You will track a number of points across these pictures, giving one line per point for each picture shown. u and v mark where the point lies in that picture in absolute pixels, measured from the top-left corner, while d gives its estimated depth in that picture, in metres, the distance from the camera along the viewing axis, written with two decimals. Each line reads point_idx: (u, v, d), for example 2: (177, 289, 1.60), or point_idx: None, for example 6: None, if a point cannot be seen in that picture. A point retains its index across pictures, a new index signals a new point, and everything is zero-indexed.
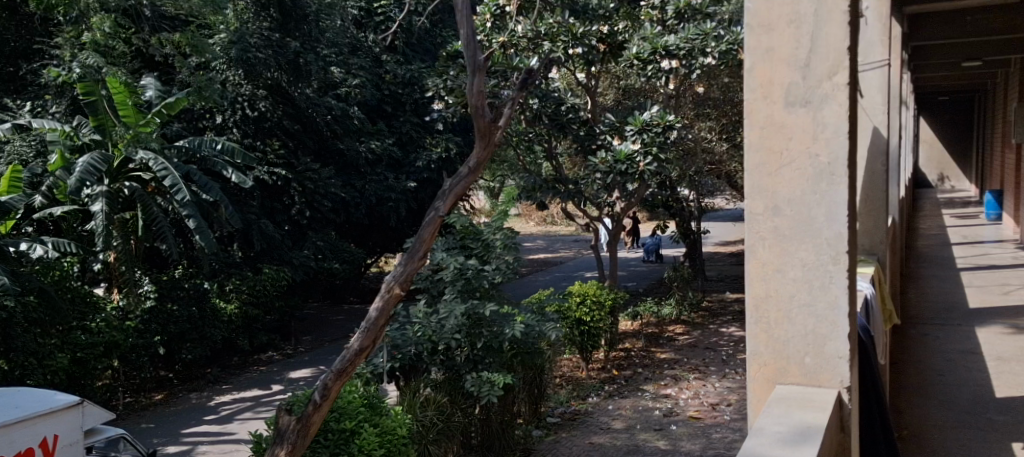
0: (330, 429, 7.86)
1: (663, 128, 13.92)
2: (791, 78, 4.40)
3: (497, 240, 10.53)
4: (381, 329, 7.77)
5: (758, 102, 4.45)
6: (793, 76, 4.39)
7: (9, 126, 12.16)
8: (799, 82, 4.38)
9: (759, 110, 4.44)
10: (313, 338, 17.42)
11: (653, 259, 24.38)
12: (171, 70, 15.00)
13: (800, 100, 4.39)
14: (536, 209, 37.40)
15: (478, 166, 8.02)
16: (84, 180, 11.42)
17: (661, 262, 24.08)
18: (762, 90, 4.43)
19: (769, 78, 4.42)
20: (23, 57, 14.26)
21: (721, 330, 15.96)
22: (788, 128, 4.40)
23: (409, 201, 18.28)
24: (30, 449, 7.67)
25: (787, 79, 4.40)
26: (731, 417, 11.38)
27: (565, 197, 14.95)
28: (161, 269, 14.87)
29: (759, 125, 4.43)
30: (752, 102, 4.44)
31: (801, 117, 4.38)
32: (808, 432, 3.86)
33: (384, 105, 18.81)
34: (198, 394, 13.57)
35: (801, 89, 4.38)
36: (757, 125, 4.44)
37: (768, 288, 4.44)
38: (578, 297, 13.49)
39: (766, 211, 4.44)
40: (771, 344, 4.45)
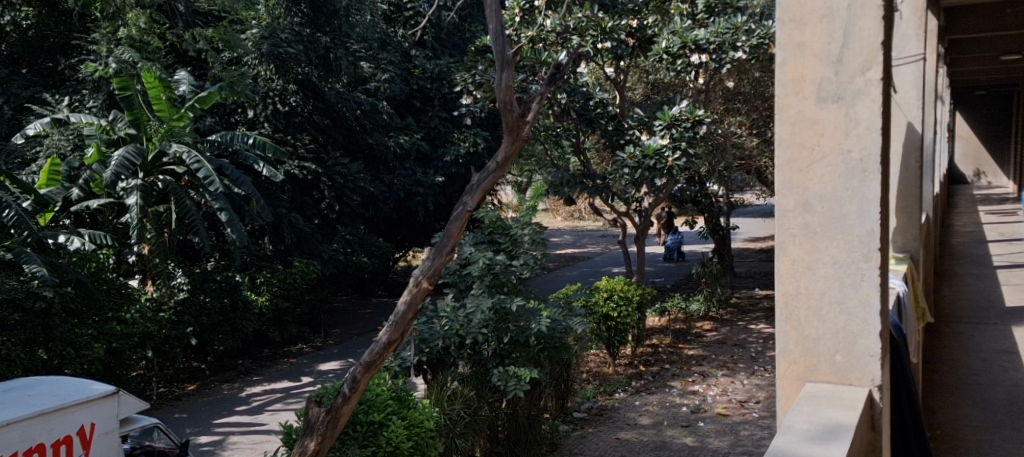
0: (359, 421, 7.92)
1: (693, 123, 13.89)
2: (824, 73, 4.33)
3: (525, 235, 10.58)
4: (409, 322, 7.82)
5: (789, 97, 4.39)
6: (825, 71, 4.32)
7: (49, 120, 12.52)
8: (831, 77, 4.32)
9: (790, 105, 4.38)
10: (342, 332, 17.57)
11: (674, 259, 24.15)
12: (203, 65, 15.05)
13: (832, 96, 4.32)
14: (563, 205, 37.52)
15: (506, 161, 8.04)
16: (119, 174, 11.61)
17: (683, 260, 23.89)
18: (793, 85, 4.37)
19: (802, 73, 4.36)
20: (62, 53, 14.51)
21: (750, 326, 15.92)
22: (820, 123, 4.33)
23: (437, 195, 18.38)
24: (68, 437, 7.83)
25: (819, 74, 4.34)
26: (759, 414, 11.35)
27: (592, 193, 14.91)
28: (193, 261, 15.03)
29: (790, 120, 4.37)
30: (784, 97, 4.39)
31: (833, 113, 4.32)
32: (836, 431, 3.86)
33: (413, 99, 18.92)
34: (230, 386, 13.73)
35: (833, 85, 4.32)
36: (789, 121, 4.39)
37: (799, 285, 4.38)
38: (605, 292, 13.51)
39: (797, 208, 4.37)
40: (801, 343, 4.39)
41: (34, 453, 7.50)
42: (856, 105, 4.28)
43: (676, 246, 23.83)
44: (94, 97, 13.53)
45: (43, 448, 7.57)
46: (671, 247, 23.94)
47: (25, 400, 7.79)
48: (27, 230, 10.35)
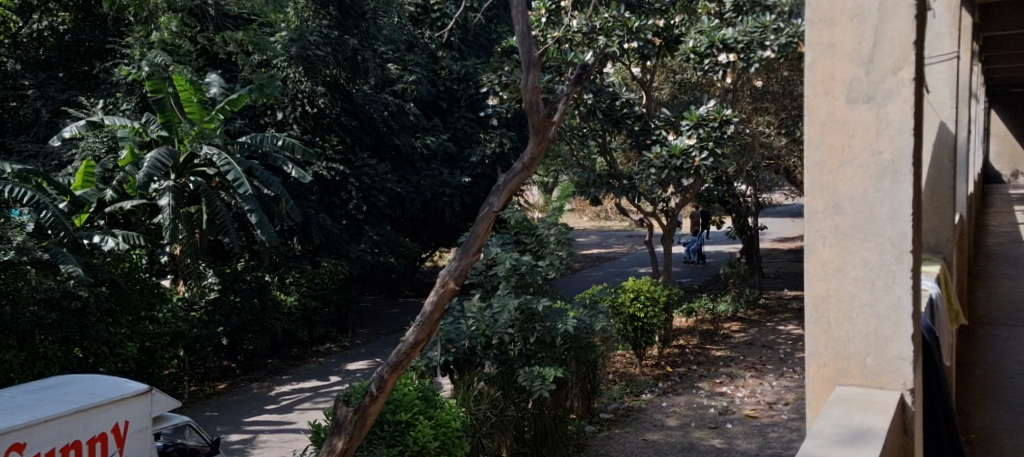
0: (386, 421, 8.04)
1: (720, 123, 13.85)
2: (855, 74, 4.30)
3: (551, 236, 10.65)
4: (435, 323, 7.87)
5: (819, 98, 4.36)
6: (856, 71, 4.30)
7: (84, 123, 12.73)
8: (862, 78, 4.29)
9: (820, 106, 4.36)
10: (370, 331, 17.69)
11: (693, 262, 23.73)
12: (234, 68, 15.26)
13: (863, 96, 4.29)
14: (590, 205, 37.61)
15: (532, 161, 8.07)
16: (151, 176, 11.78)
17: (702, 263, 23.53)
18: (823, 85, 4.35)
19: (832, 73, 4.33)
20: (96, 57, 14.74)
21: (778, 327, 15.87)
22: (850, 124, 4.30)
23: (464, 196, 18.50)
24: (103, 434, 7.96)
25: (849, 74, 4.31)
26: (788, 416, 11.31)
27: (618, 193, 14.91)
28: (223, 262, 15.22)
29: (820, 121, 4.35)
30: (813, 97, 4.36)
31: (864, 113, 4.29)
32: (866, 436, 3.85)
33: (440, 100, 19.03)
34: (259, 385, 13.88)
35: (864, 85, 4.29)
36: (818, 121, 4.36)
37: (828, 287, 4.36)
38: (632, 292, 13.51)
39: (827, 209, 4.35)
40: (832, 345, 4.37)
41: (72, 449, 7.65)
42: (888, 106, 4.24)
43: (697, 247, 23.51)
44: (128, 100, 13.62)
45: (79, 445, 7.72)
46: (691, 249, 23.64)
47: (61, 398, 7.94)
48: (63, 231, 10.56)
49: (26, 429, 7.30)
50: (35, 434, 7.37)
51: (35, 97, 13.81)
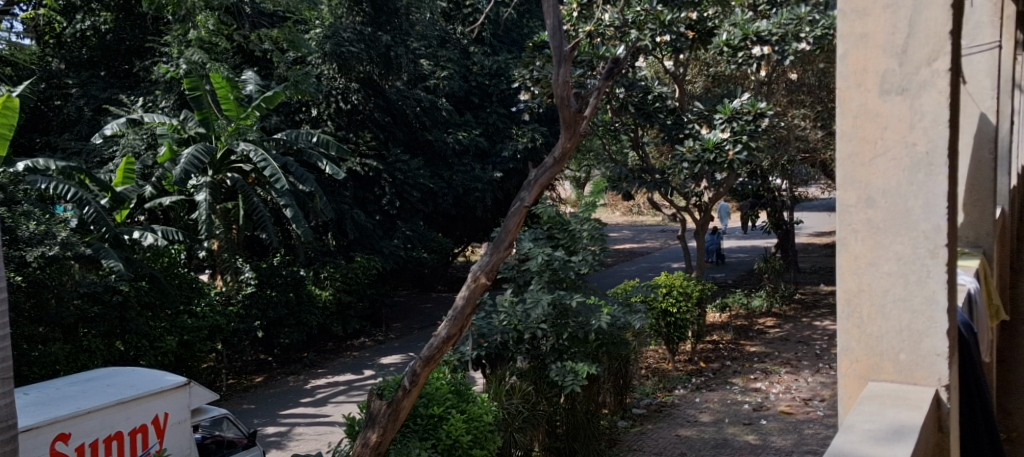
0: (420, 414, 8.15)
1: (755, 116, 13.81)
2: (887, 65, 4.06)
3: (584, 231, 10.72)
4: (467, 317, 7.92)
5: (851, 90, 4.14)
6: (889, 62, 4.06)
7: (124, 120, 12.94)
8: (896, 69, 4.05)
9: (852, 98, 4.13)
10: (403, 326, 17.84)
11: (713, 262, 23.11)
12: (270, 65, 15.44)
13: (896, 87, 4.05)
14: (622, 200, 37.61)
15: (563, 156, 8.13)
16: (189, 171, 11.93)
17: (722, 263, 22.84)
18: (855, 77, 4.12)
19: (865, 65, 4.10)
20: (137, 55, 14.99)
21: (814, 323, 15.79)
22: (884, 116, 4.06)
23: (496, 191, 18.62)
24: (143, 426, 8.09)
25: (882, 65, 4.07)
26: (824, 412, 11.28)
27: (651, 187, 14.90)
28: (260, 257, 15.42)
29: (852, 113, 4.12)
30: (846, 89, 4.13)
31: (897, 105, 4.05)
32: (903, 431, 3.65)
33: (472, 95, 19.11)
34: (296, 378, 14.07)
35: (897, 76, 4.05)
36: (850, 114, 4.13)
37: (861, 282, 4.12)
38: (665, 288, 13.50)
39: (859, 203, 4.12)
40: (864, 340, 4.13)
41: (114, 440, 7.83)
42: (922, 97, 4.00)
43: (715, 248, 22.71)
44: (166, 97, 13.88)
45: (121, 436, 7.89)
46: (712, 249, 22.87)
47: (103, 390, 8.12)
48: (105, 227, 10.94)
49: (70, 420, 7.49)
50: (79, 425, 7.56)
51: (78, 96, 14.11)
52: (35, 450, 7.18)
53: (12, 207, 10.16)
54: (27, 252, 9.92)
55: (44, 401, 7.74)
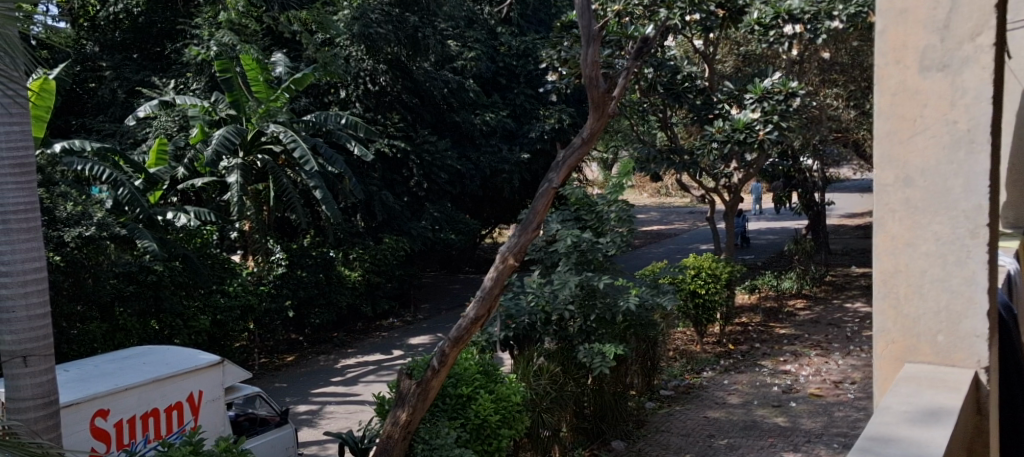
0: (448, 394, 8.24)
1: (786, 96, 13.66)
2: (928, 40, 3.76)
3: (611, 213, 10.67)
4: (495, 298, 7.92)
5: (890, 67, 3.85)
6: (930, 37, 3.75)
7: (157, 102, 13.08)
8: (937, 44, 3.74)
9: (891, 75, 3.84)
10: (431, 306, 17.93)
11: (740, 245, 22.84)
12: (299, 47, 15.49)
13: (937, 63, 3.75)
14: (649, 181, 37.52)
15: (591, 137, 8.12)
16: (219, 152, 12.07)
17: (747, 246, 22.50)
18: (894, 54, 3.84)
19: (904, 41, 3.81)
20: (169, 38, 15.11)
21: (845, 305, 15.70)
22: (924, 93, 3.76)
23: (523, 172, 18.63)
24: (179, 403, 8.21)
25: (922, 41, 3.77)
26: (855, 395, 11.23)
27: (679, 168, 14.85)
28: (291, 237, 15.57)
29: (890, 91, 3.84)
30: (883, 66, 3.85)
31: (938, 82, 3.74)
32: (939, 413, 3.49)
33: (499, 76, 19.06)
34: (326, 357, 14.19)
35: (938, 51, 3.74)
36: (889, 91, 3.84)
37: (898, 264, 3.81)
38: (693, 269, 13.46)
39: (896, 182, 3.81)
40: (901, 322, 3.83)
41: (150, 416, 7.95)
42: (965, 72, 3.68)
43: (742, 229, 22.57)
44: (198, 80, 13.99)
45: (157, 413, 8.01)
46: (737, 231, 22.76)
47: (141, 367, 8.24)
48: (139, 208, 11.06)
49: (109, 396, 7.62)
50: (117, 402, 7.67)
51: (112, 78, 14.26)
52: (76, 425, 7.31)
53: (50, 188, 10.37)
54: (64, 232, 10.14)
55: (83, 378, 7.88)
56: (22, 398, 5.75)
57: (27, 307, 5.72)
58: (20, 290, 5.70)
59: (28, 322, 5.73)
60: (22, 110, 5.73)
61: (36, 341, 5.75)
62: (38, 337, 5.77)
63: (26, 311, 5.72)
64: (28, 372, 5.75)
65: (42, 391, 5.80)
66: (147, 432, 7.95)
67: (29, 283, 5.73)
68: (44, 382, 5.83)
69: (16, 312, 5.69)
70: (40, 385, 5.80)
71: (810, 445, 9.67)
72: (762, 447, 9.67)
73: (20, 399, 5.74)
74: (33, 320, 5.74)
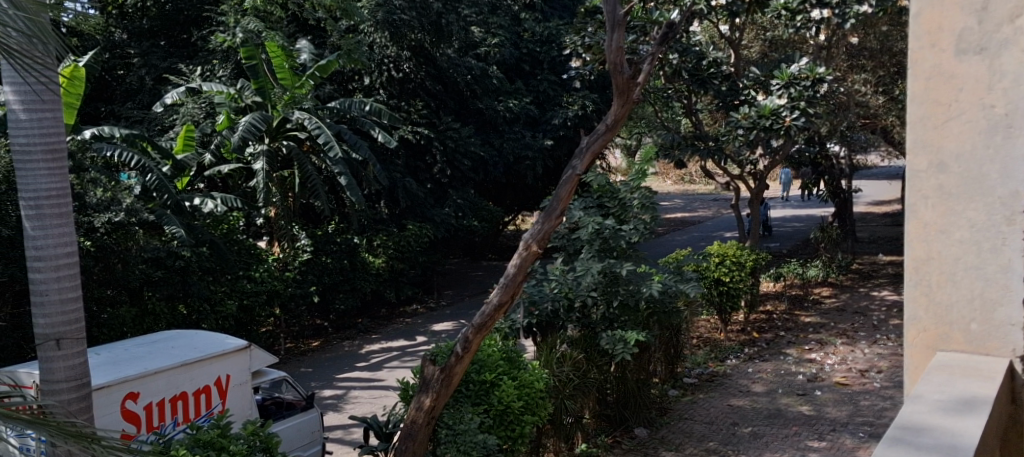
0: (471, 380, 8.26)
1: (812, 82, 13.52)
2: (965, 24, 3.89)
3: (634, 200, 10.61)
4: (519, 285, 7.94)
5: (925, 51, 3.98)
6: (967, 20, 3.88)
7: (183, 89, 13.19)
8: (974, 27, 3.87)
9: (926, 59, 3.97)
10: (454, 293, 17.98)
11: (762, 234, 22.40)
12: (323, 33, 15.52)
13: (973, 47, 3.88)
14: (673, 168, 37.36)
15: (615, 124, 8.09)
16: (246, 139, 12.14)
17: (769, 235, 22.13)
18: (929, 37, 3.96)
19: (940, 24, 3.94)
20: (195, 25, 15.19)
21: (872, 293, 15.57)
22: (959, 77, 3.89)
23: (547, 159, 18.60)
24: (207, 387, 8.31)
25: (959, 24, 3.90)
26: (881, 384, 11.15)
27: (703, 155, 14.76)
28: (315, 224, 15.65)
29: (924, 75, 3.96)
30: (918, 50, 3.98)
31: (974, 66, 3.88)
32: (973, 403, 3.52)
33: (523, 63, 19.01)
34: (350, 343, 14.28)
35: (975, 35, 3.87)
36: (923, 75, 3.97)
37: (931, 251, 3.89)
38: (717, 257, 13.39)
39: (930, 168, 3.91)
40: (933, 310, 3.91)
41: (179, 400, 8.05)
42: (1003, 56, 3.81)
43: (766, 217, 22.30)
44: (224, 67, 14.05)
45: (186, 396, 8.11)
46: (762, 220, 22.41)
47: (169, 352, 8.33)
48: (167, 194, 11.14)
49: (139, 380, 7.71)
50: (147, 385, 7.78)
51: (139, 65, 14.39)
52: (107, 408, 7.41)
53: (80, 174, 10.52)
54: (94, 219, 10.23)
55: (114, 361, 7.98)
56: (56, 380, 5.84)
57: (60, 291, 5.79)
58: (53, 275, 5.77)
59: (62, 305, 5.80)
60: (54, 97, 5.80)
61: (70, 324, 5.83)
62: (70, 321, 5.85)
63: (59, 295, 5.79)
64: (62, 355, 5.83)
65: (75, 373, 5.88)
66: (176, 415, 8.05)
67: (62, 267, 5.81)
68: (77, 364, 5.91)
69: (49, 295, 5.76)
70: (74, 367, 5.88)
71: (835, 435, 9.61)
72: (787, 436, 9.62)
73: (54, 381, 5.83)
74: (66, 303, 5.81)
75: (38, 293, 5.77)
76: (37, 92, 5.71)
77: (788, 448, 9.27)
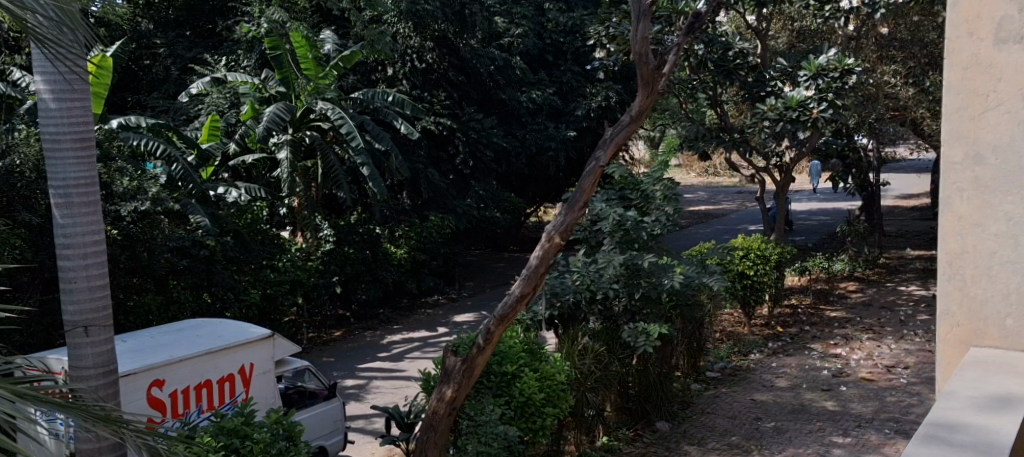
0: (493, 372, 8.22)
1: (841, 73, 13.37)
2: (1005, 12, 4.28)
3: (657, 191, 10.58)
4: (541, 276, 7.88)
5: (963, 40, 4.37)
6: (1007, 9, 4.28)
7: (208, 79, 13.19)
8: (1013, 16, 4.26)
9: (964, 48, 4.37)
10: (476, 284, 17.97)
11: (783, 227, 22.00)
12: (347, 24, 15.52)
13: (1012, 35, 4.27)
14: (697, 161, 37.11)
15: (640, 114, 8.02)
16: (270, 129, 12.15)
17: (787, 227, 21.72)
18: (968, 26, 4.35)
19: (979, 13, 4.34)
20: (221, 15, 15.24)
21: (899, 288, 15.41)
22: (998, 66, 4.29)
23: (570, 150, 18.53)
24: (231, 376, 8.32)
25: (999, 12, 4.29)
26: (908, 380, 11.04)
27: (729, 146, 14.65)
28: (338, 215, 15.67)
29: (962, 64, 4.36)
30: (957, 39, 4.38)
31: (1012, 54, 4.27)
32: (1008, 399, 3.71)
33: (546, 53, 18.92)
34: (372, 333, 14.31)
35: (1013, 24, 4.26)
36: (961, 64, 4.37)
37: (965, 243, 4.32)
38: (742, 250, 13.28)
39: (967, 159, 4.32)
40: (965, 304, 4.33)
41: (203, 388, 8.08)
42: None
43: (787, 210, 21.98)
44: (249, 57, 14.03)
45: (210, 384, 8.14)
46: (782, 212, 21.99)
47: (194, 340, 8.37)
48: (192, 183, 11.31)
49: (164, 367, 7.75)
50: (172, 372, 7.82)
51: (165, 55, 14.45)
52: (133, 395, 7.47)
53: (107, 162, 10.50)
54: (120, 206, 10.36)
55: (139, 349, 8.03)
56: (84, 366, 5.89)
57: (88, 278, 5.81)
58: (82, 262, 5.78)
59: (89, 293, 5.82)
60: (84, 86, 5.84)
61: (97, 312, 5.85)
62: (97, 308, 5.86)
63: (87, 282, 5.81)
64: (89, 341, 5.86)
65: (103, 360, 5.92)
66: (201, 403, 8.09)
67: (90, 254, 5.82)
68: (104, 351, 5.94)
69: (78, 282, 5.78)
70: (102, 354, 5.91)
71: (860, 431, 9.51)
72: (811, 431, 9.55)
73: (83, 367, 5.87)
74: (94, 290, 5.83)
75: (67, 280, 5.79)
76: (68, 80, 5.76)
77: (811, 444, 9.20)
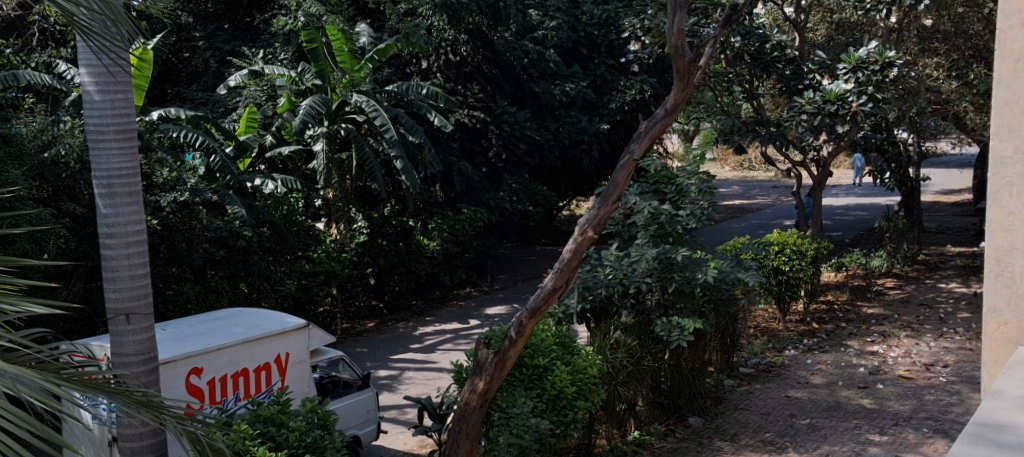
0: (525, 365, 8.24)
1: (882, 66, 13.15)
2: None
3: (692, 185, 10.47)
4: (574, 270, 7.85)
5: (1014, 32, 5.46)
6: None
7: (246, 72, 13.36)
8: None
9: (1016, 41, 5.45)
10: (508, 277, 17.98)
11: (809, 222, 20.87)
12: (382, 17, 15.56)
13: None
14: (733, 155, 36.86)
15: (675, 108, 7.96)
16: (307, 122, 12.25)
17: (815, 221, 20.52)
18: (1017, 22, 5.45)
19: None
20: (259, 8, 15.36)
21: (939, 285, 15.20)
22: None
23: (603, 143, 18.47)
24: (267, 364, 8.40)
25: None
26: (947, 379, 10.89)
27: (765, 140, 14.54)
28: (372, 207, 15.75)
29: (1014, 57, 5.45)
30: (1010, 30, 5.46)
31: None
32: None
33: (580, 46, 18.82)
34: (405, 324, 14.37)
35: None
36: (1012, 58, 5.46)
37: (1013, 230, 5.44)
38: (777, 246, 13.15)
39: (1015, 151, 5.43)
40: (1011, 283, 5.44)
41: (240, 376, 8.18)
42: None
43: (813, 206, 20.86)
44: (285, 50, 14.11)
45: (247, 372, 8.23)
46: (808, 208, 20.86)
47: (232, 329, 8.45)
48: (230, 175, 11.40)
49: (203, 355, 7.85)
50: (210, 360, 7.92)
51: (204, 48, 14.60)
52: (172, 382, 7.57)
53: (148, 154, 10.78)
54: (160, 197, 10.48)
55: (179, 337, 8.14)
56: (125, 354, 5.95)
57: (129, 267, 5.88)
58: (123, 251, 5.86)
59: (130, 281, 5.89)
60: (127, 78, 5.91)
61: (138, 300, 5.92)
62: (138, 296, 5.93)
63: (128, 271, 5.88)
64: (131, 329, 5.93)
65: (144, 347, 5.98)
66: (237, 391, 8.18)
67: (132, 244, 5.90)
68: (145, 339, 6.00)
69: (119, 271, 5.86)
70: (142, 342, 5.98)
71: (897, 429, 9.41)
72: (846, 429, 9.46)
73: (124, 354, 5.94)
74: (135, 279, 5.91)
75: (109, 268, 5.87)
76: (111, 72, 5.82)
77: (846, 442, 9.11)
